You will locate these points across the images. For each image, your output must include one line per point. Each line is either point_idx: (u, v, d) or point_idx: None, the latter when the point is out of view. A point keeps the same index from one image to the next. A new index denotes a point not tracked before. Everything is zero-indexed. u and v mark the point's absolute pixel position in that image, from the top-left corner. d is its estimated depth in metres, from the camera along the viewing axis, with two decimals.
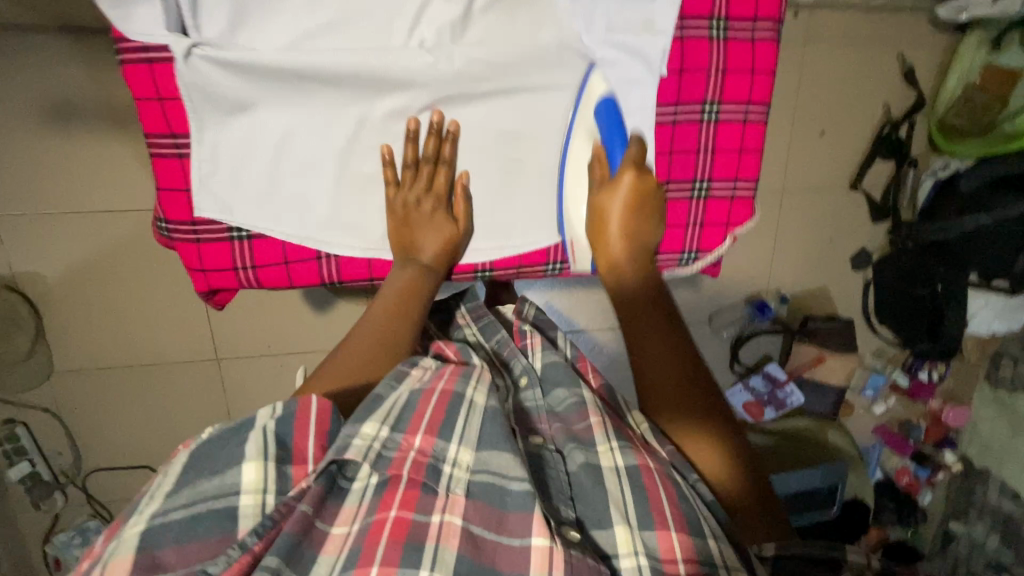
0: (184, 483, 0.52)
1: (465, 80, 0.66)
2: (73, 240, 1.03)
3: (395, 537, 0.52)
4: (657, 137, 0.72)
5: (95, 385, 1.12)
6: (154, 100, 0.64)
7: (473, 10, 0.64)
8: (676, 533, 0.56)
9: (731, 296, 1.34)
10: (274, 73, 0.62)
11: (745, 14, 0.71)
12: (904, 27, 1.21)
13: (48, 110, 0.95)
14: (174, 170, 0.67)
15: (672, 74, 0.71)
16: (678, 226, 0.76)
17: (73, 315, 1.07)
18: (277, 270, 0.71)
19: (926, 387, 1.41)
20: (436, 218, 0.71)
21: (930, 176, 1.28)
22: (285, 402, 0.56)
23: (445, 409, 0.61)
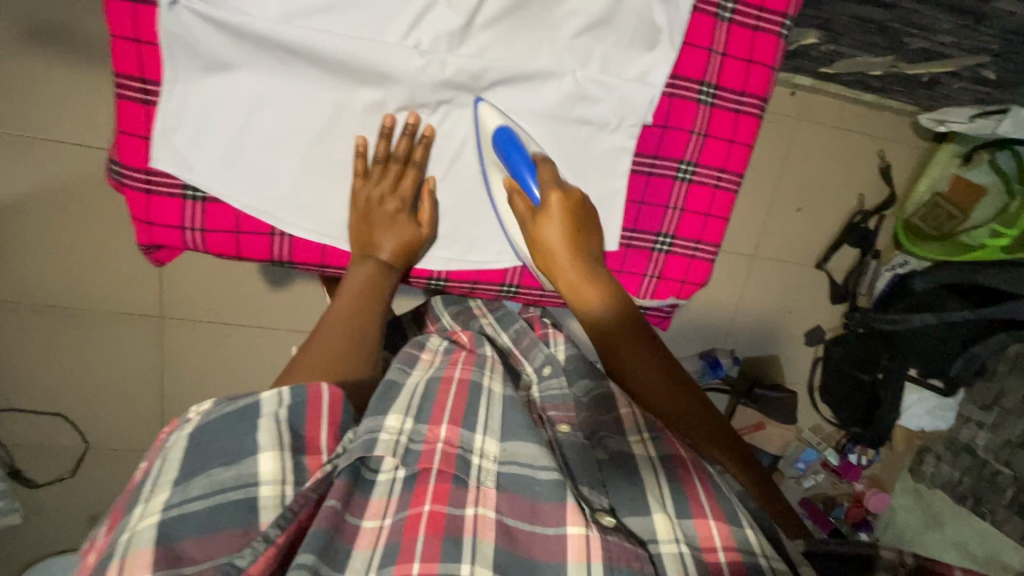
0: (195, 471, 0.49)
1: (453, 90, 0.65)
2: (32, 166, 0.99)
3: (432, 532, 0.53)
4: (628, 184, 0.70)
5: (27, 317, 1.07)
6: (130, 40, 0.60)
7: (474, 25, 0.63)
8: (714, 522, 0.58)
9: (687, 348, 1.37)
10: (260, 40, 0.60)
11: (734, 85, 0.68)
12: (886, 127, 1.29)
13: (38, 34, 0.94)
14: (136, 117, 0.62)
15: (654, 127, 0.68)
16: (637, 275, 0.72)
17: (21, 242, 1.02)
18: (226, 238, 0.67)
19: (853, 469, 1.44)
20: (399, 219, 0.68)
21: (888, 270, 1.33)
22: (295, 390, 0.54)
23: (465, 400, 0.63)
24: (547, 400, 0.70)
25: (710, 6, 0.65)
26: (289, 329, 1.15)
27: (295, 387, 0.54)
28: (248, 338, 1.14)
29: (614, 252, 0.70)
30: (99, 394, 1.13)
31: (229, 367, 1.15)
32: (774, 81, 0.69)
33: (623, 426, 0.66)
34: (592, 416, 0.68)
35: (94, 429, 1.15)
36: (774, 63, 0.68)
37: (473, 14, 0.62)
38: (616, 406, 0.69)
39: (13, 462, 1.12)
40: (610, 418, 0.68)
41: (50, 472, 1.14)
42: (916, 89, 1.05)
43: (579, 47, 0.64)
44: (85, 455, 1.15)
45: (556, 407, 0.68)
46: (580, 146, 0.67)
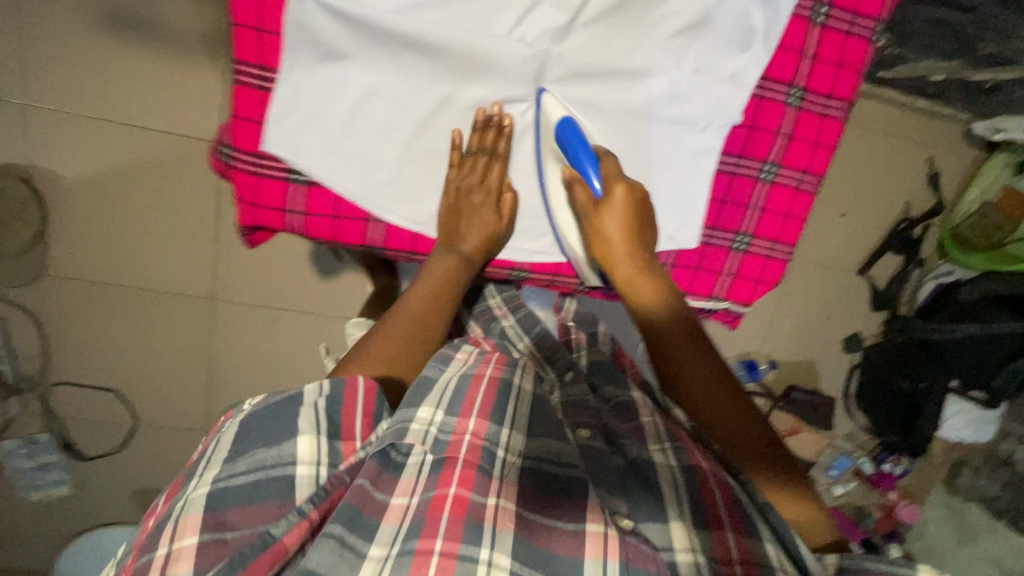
0: (242, 450, 0.49)
1: (556, 84, 0.62)
2: (97, 148, 1.01)
3: (457, 514, 0.48)
4: (712, 184, 0.66)
5: (84, 295, 1.09)
6: (252, 28, 0.57)
7: (577, 22, 0.59)
8: (733, 534, 0.53)
9: (726, 350, 1.36)
10: (379, 30, 0.57)
11: (823, 89, 0.65)
12: (936, 134, 1.28)
13: (112, 20, 0.96)
14: (251, 101, 0.59)
15: (741, 128, 0.66)
16: (712, 272, 0.70)
17: (81, 222, 1.04)
18: (326, 223, 0.65)
19: (888, 479, 1.42)
20: (483, 212, 0.67)
21: (932, 279, 1.31)
22: (333, 380, 0.53)
23: (494, 399, 0.58)
24: (568, 405, 0.68)
25: (804, 8, 0.62)
26: (336, 316, 1.17)
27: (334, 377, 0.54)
28: (295, 323, 1.16)
29: (691, 250, 0.68)
30: (149, 373, 1.15)
31: (277, 351, 1.17)
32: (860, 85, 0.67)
33: (643, 433, 0.64)
34: (614, 424, 0.67)
35: (143, 407, 1.17)
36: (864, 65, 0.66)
37: (582, 11, 0.58)
38: (635, 415, 0.68)
39: (66, 435, 1.16)
40: (629, 425, 0.67)
41: (102, 446, 1.17)
42: (974, 96, 1.04)
43: (675, 47, 0.61)
44: (134, 432, 1.18)
45: (578, 413, 0.67)
46: (669, 146, 0.64)
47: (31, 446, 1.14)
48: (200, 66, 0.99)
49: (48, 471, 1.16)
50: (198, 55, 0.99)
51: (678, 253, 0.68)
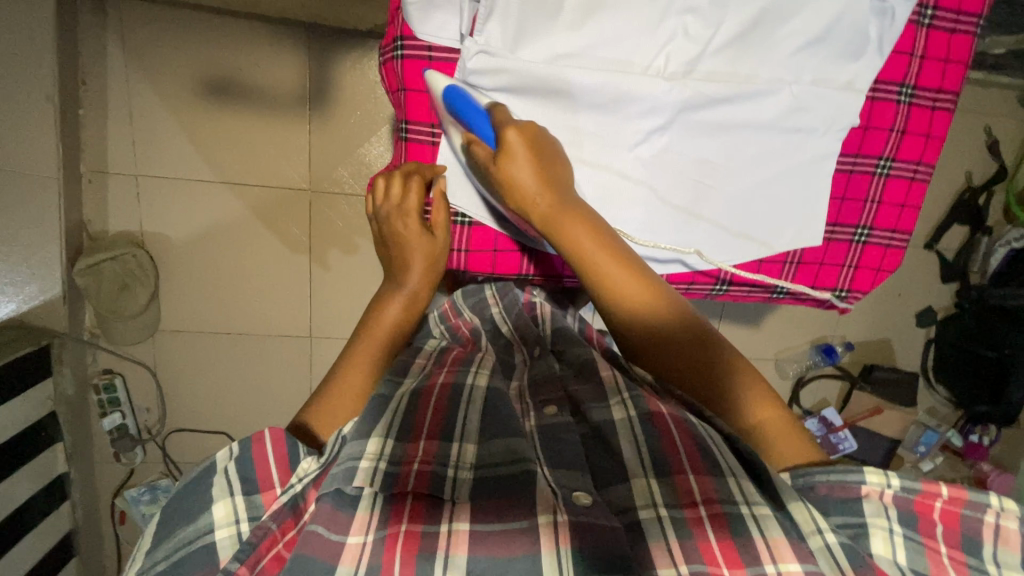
0: (161, 539, 0.50)
1: (690, 110, 0.65)
2: (198, 208, 1.09)
3: (409, 552, 0.49)
4: (832, 183, 0.69)
5: (193, 347, 1.16)
6: (424, 93, 0.67)
7: (708, 50, 0.63)
8: (696, 477, 0.53)
9: (798, 337, 1.38)
10: (531, 80, 0.62)
11: (932, 84, 0.67)
12: (992, 102, 1.28)
13: (205, 88, 1.04)
14: (424, 154, 0.72)
15: (858, 128, 0.67)
16: (836, 265, 0.72)
17: (188, 277, 1.12)
18: (485, 257, 0.77)
19: (980, 450, 1.40)
20: (415, 233, 0.72)
21: (1003, 245, 1.30)
22: (239, 441, 0.53)
23: (444, 406, 0.62)
24: (535, 385, 0.68)
25: (913, 12, 0.65)
26: None
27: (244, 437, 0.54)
28: None
29: (817, 245, 0.71)
30: (255, 413, 1.22)
31: None
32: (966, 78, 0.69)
33: (604, 392, 0.64)
34: (577, 390, 0.66)
35: None
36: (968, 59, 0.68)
37: (710, 41, 0.62)
38: (598, 372, 0.67)
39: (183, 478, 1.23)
40: (591, 387, 0.65)
41: None
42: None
43: (796, 63, 0.64)
44: None
45: (542, 389, 0.67)
46: (791, 154, 0.67)
47: (153, 491, 1.17)
48: (285, 119, 1.06)
49: None
50: (284, 111, 1.06)
51: (804, 249, 0.71)
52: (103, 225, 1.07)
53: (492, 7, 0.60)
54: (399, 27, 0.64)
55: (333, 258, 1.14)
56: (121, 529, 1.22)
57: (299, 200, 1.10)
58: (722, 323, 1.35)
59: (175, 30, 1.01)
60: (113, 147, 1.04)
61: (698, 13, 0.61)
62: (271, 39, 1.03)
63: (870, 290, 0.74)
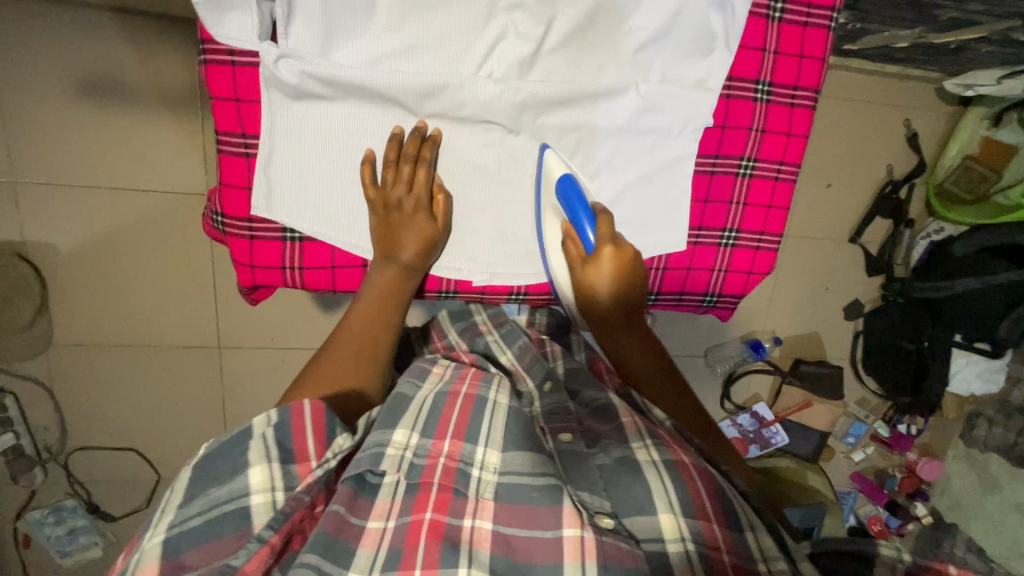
0: (195, 493, 0.50)
1: (528, 113, 0.63)
2: (86, 216, 1.02)
3: (433, 538, 0.53)
4: (692, 186, 0.67)
5: (92, 362, 1.10)
6: (231, 100, 0.60)
7: (543, 48, 0.60)
8: (717, 525, 0.56)
9: (729, 333, 1.38)
10: (354, 88, 0.60)
11: (788, 80, 0.66)
12: (909, 96, 1.29)
13: (83, 87, 0.97)
14: (238, 168, 0.63)
15: (714, 128, 0.66)
16: (705, 270, 0.71)
17: (81, 290, 1.06)
18: (322, 274, 0.67)
19: (904, 439, 1.44)
20: (415, 220, 0.64)
21: (924, 238, 1.33)
22: (280, 408, 0.54)
23: (470, 414, 0.62)
24: (549, 414, 0.68)
25: (759, 7, 0.63)
26: None
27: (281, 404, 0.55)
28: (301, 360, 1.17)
29: (680, 251, 0.69)
30: (165, 428, 1.16)
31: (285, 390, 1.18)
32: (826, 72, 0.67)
33: (625, 433, 0.66)
34: (595, 427, 0.69)
35: (164, 461, 1.18)
36: (826, 53, 0.66)
37: (543, 39, 0.60)
38: (617, 415, 0.69)
39: (91, 498, 1.17)
40: (611, 426, 0.68)
41: (128, 505, 1.18)
42: (942, 56, 1.05)
43: (641, 60, 0.62)
44: (157, 486, 1.19)
45: (555, 420, 0.67)
46: (644, 157, 0.65)
47: (59, 513, 1.15)
48: (174, 120, 1.01)
49: (78, 536, 1.17)
50: (172, 111, 1.00)
51: (669, 255, 0.69)
52: None
53: (298, 7, 0.56)
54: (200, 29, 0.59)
55: None
56: (26, 553, 1.17)
57: (198, 204, 1.05)
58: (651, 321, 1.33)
59: (45, 24, 0.94)
60: None
61: (526, 8, 0.59)
62: (154, 35, 0.97)
63: (745, 293, 0.73)
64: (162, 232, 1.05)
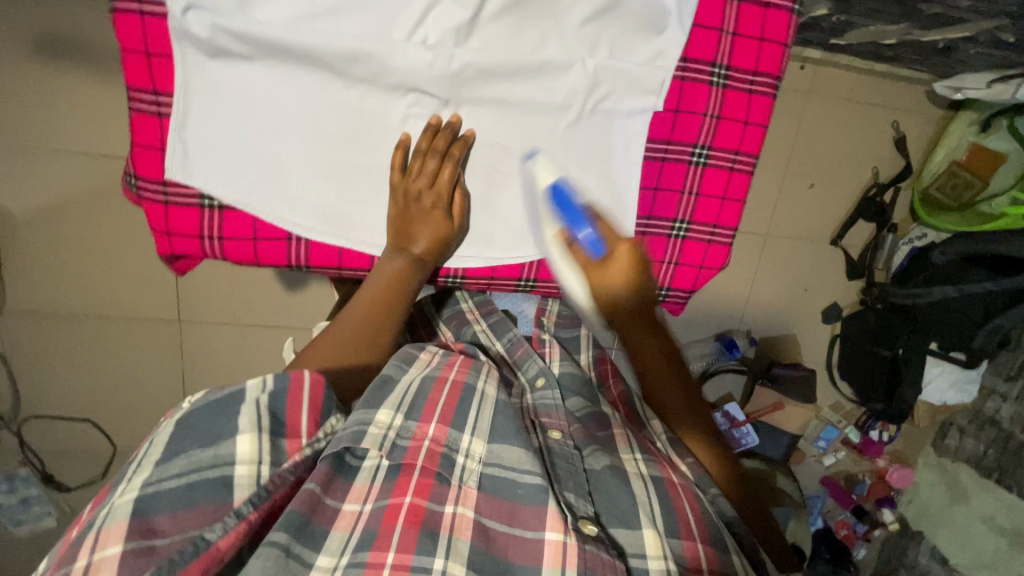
0: (176, 451, 0.48)
1: (463, 86, 0.60)
2: (41, 180, 1.00)
3: (410, 523, 0.51)
4: (643, 171, 0.65)
5: (45, 330, 1.08)
6: (141, 54, 0.58)
7: (482, 17, 0.58)
8: (700, 545, 0.57)
9: (704, 331, 1.36)
10: (274, 48, 0.57)
11: (746, 65, 0.64)
12: (899, 97, 1.26)
13: (39, 46, 0.94)
14: (151, 128, 0.60)
15: (666, 112, 0.64)
16: (653, 262, 0.68)
17: (38, 255, 1.03)
18: (243, 246, 0.64)
19: (875, 445, 1.44)
20: (432, 216, 0.63)
21: (906, 244, 1.31)
22: (278, 377, 0.52)
23: (457, 401, 0.60)
24: (540, 410, 0.67)
25: None
26: (303, 327, 1.15)
27: (280, 372, 0.53)
28: (264, 338, 1.15)
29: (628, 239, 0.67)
30: (122, 401, 1.14)
31: (246, 366, 1.15)
32: (787, 60, 0.65)
33: (615, 445, 0.66)
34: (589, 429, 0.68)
35: (121, 434, 1.16)
36: (787, 40, 0.64)
37: (482, 6, 0.57)
38: (611, 426, 0.69)
39: (46, 468, 1.15)
40: (604, 436, 0.68)
41: (83, 476, 1.17)
42: (930, 57, 1.02)
43: (587, 34, 0.60)
44: (114, 459, 1.17)
45: (547, 415, 0.67)
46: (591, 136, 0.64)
47: (13, 481, 1.14)
48: None
49: (32, 505, 1.16)
50: None
51: None
52: None
53: None
54: None
55: None
56: None
57: None
58: None
59: None
60: None
61: None
62: None
63: (696, 289, 0.70)
64: (120, 200, 1.03)
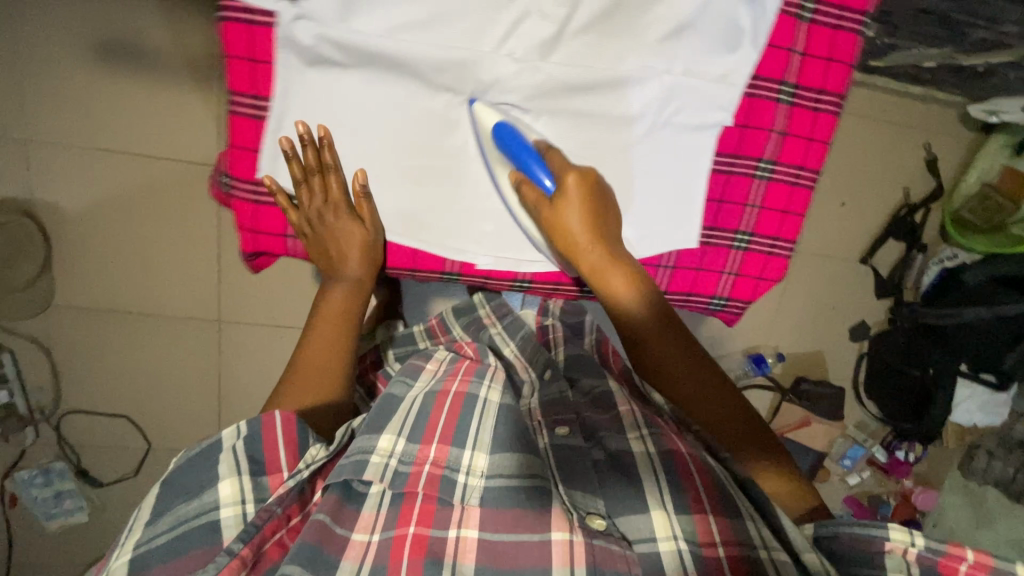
0: (162, 512, 0.54)
1: (545, 97, 0.62)
2: (95, 179, 1.02)
3: (417, 552, 0.55)
4: (709, 184, 0.68)
5: (89, 325, 1.10)
6: (245, 60, 0.60)
7: (567, 32, 0.60)
8: (712, 516, 0.58)
9: (731, 346, 1.37)
10: (372, 57, 0.59)
11: (814, 83, 0.66)
12: (931, 118, 1.28)
13: (101, 50, 0.97)
14: (249, 130, 0.63)
15: (735, 127, 0.66)
16: (715, 271, 0.71)
17: (86, 252, 1.05)
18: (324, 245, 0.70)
19: (902, 466, 1.41)
20: (342, 226, 0.66)
21: (936, 264, 1.30)
22: (250, 421, 0.58)
23: (458, 412, 0.65)
24: (548, 403, 0.71)
25: (790, 6, 0.63)
26: None
27: (252, 418, 0.58)
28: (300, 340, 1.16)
29: (692, 249, 0.70)
30: (159, 398, 1.16)
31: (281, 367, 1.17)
32: (852, 79, 0.67)
33: (622, 424, 0.69)
34: (591, 416, 0.71)
35: (155, 431, 1.17)
36: (853, 60, 0.66)
37: (567, 21, 0.59)
38: (615, 405, 0.72)
39: (80, 462, 1.17)
40: (608, 416, 0.71)
41: (116, 472, 1.18)
42: (968, 80, 1.03)
43: (666, 50, 0.61)
44: (147, 455, 1.18)
45: (554, 411, 0.69)
46: (663, 149, 0.65)
47: (47, 475, 1.15)
48: (187, 89, 1.00)
49: (64, 499, 1.17)
50: (186, 79, 1.00)
51: (679, 254, 0.70)
52: None
53: None
54: None
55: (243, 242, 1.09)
56: (11, 514, 1.16)
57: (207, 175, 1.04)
58: None
59: None
60: None
61: None
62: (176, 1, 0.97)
63: (754, 299, 0.73)
64: (168, 201, 1.05)
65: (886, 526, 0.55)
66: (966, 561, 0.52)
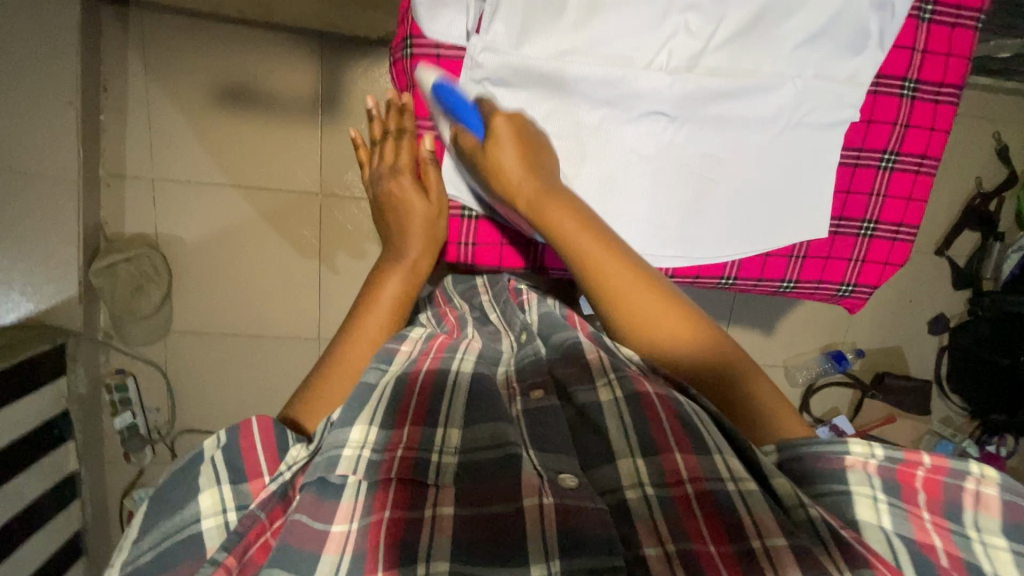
0: (147, 529, 0.49)
1: (691, 106, 0.68)
2: (210, 212, 1.11)
3: (393, 538, 0.49)
4: (837, 178, 0.72)
5: (202, 347, 1.17)
6: None
7: (710, 47, 0.66)
8: (681, 455, 0.54)
9: (808, 344, 1.37)
10: (541, 79, 0.66)
11: (933, 78, 0.70)
12: (1000, 108, 1.28)
13: (220, 95, 1.07)
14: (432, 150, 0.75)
15: (860, 123, 0.71)
16: (843, 259, 0.76)
17: (201, 279, 1.14)
18: (491, 250, 0.78)
19: (996, 460, 1.33)
20: (410, 194, 0.73)
21: (1015, 250, 1.26)
22: (226, 429, 0.53)
23: (432, 390, 0.60)
24: (522, 369, 0.67)
25: (913, 9, 0.68)
26: None
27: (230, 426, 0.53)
28: None
29: (823, 239, 0.74)
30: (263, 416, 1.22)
31: None
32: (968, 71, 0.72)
33: (590, 372, 0.63)
34: (563, 373, 0.65)
35: None
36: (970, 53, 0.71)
37: (712, 37, 0.65)
38: (582, 354, 0.64)
39: None
40: (576, 368, 0.64)
41: None
42: None
43: (800, 57, 0.67)
44: None
45: (531, 374, 0.66)
46: (795, 146, 0.71)
47: None
48: (295, 124, 1.09)
49: None
50: (294, 116, 1.09)
51: (810, 244, 0.75)
52: (119, 227, 1.10)
53: (500, 6, 0.63)
54: (409, 26, 0.67)
55: (341, 261, 1.16)
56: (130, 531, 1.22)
57: (310, 202, 1.12)
58: (731, 326, 1.34)
59: (192, 40, 1.05)
60: (132, 151, 1.08)
61: (700, 9, 0.64)
62: (284, 47, 1.07)
63: (879, 284, 0.77)
64: (274, 228, 1.13)
65: (845, 439, 0.49)
66: (922, 464, 0.48)
